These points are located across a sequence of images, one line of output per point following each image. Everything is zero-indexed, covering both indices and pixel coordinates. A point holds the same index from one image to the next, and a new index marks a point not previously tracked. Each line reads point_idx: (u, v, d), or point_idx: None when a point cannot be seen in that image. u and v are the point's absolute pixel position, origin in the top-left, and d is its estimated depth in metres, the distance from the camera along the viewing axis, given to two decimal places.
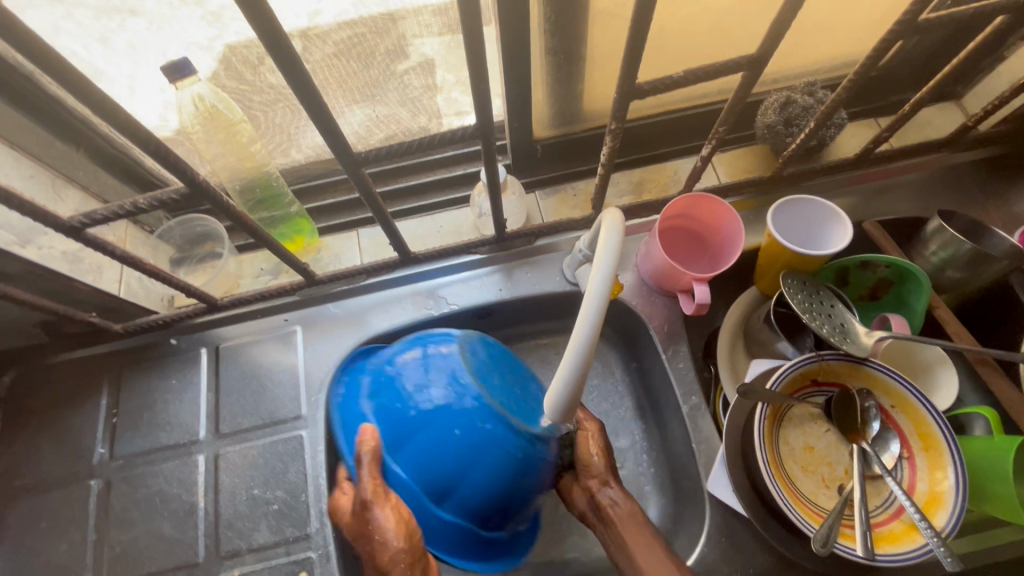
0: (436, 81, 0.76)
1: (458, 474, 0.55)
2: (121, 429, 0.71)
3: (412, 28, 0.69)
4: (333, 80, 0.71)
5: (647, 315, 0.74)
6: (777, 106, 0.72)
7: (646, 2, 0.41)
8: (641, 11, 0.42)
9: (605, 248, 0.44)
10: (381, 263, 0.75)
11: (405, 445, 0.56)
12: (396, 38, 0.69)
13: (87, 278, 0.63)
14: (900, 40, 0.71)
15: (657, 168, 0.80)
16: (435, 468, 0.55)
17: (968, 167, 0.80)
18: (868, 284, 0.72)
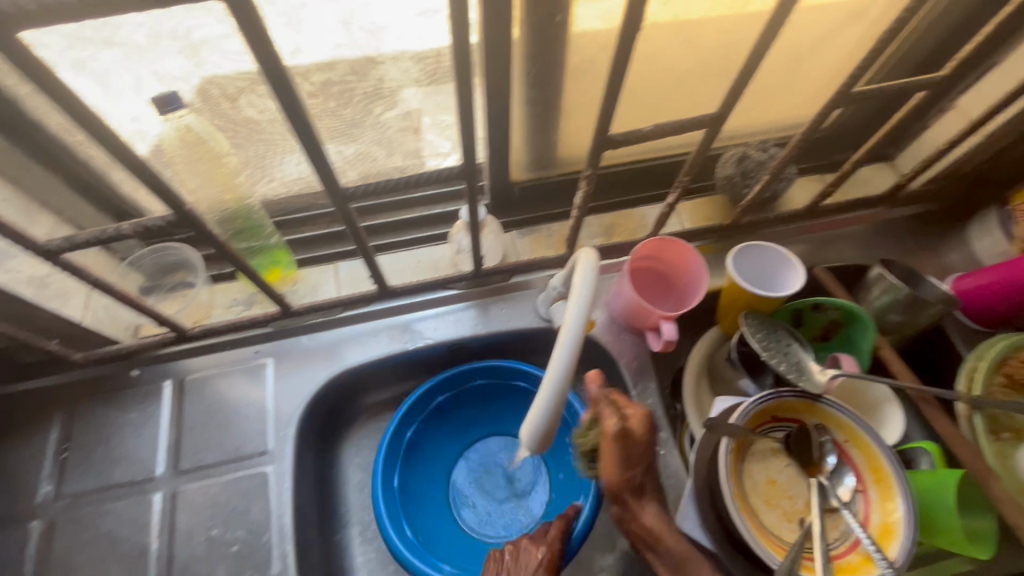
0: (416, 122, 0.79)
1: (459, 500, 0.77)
2: (70, 465, 0.68)
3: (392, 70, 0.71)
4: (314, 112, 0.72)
5: (616, 352, 0.76)
6: (734, 161, 0.79)
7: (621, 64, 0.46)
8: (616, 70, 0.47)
9: (581, 284, 0.47)
10: (359, 296, 0.76)
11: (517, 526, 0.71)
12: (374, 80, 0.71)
13: (52, 304, 0.61)
14: (839, 110, 0.80)
15: (626, 213, 0.84)
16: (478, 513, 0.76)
17: (903, 220, 0.89)
18: (819, 326, 0.78)
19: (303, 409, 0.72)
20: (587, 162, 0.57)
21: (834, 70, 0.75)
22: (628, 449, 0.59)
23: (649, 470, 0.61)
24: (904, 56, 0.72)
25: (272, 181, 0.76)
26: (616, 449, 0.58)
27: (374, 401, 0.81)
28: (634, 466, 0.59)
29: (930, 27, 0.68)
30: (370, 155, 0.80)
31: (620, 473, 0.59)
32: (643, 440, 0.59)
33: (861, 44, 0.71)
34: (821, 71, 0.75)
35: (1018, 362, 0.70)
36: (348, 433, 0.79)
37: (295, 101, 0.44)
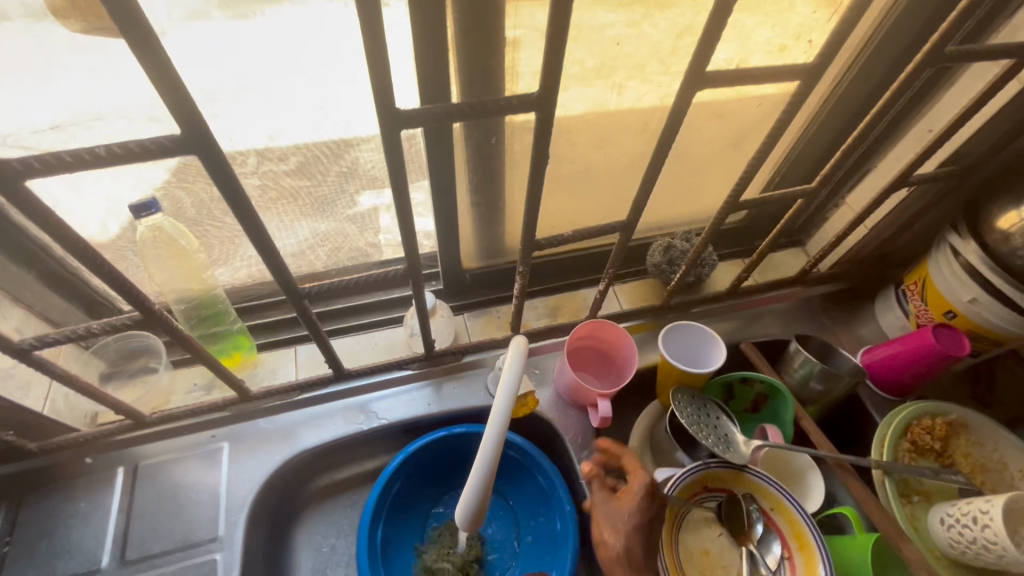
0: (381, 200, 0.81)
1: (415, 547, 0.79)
2: (12, 559, 0.67)
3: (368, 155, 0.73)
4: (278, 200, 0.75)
5: (562, 428, 0.81)
6: (662, 251, 0.89)
7: None
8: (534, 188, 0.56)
9: (509, 369, 0.53)
10: (317, 379, 0.80)
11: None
12: (348, 160, 0.72)
13: (14, 395, 0.63)
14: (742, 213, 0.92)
15: (570, 295, 0.92)
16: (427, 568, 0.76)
17: (818, 298, 0.99)
18: (748, 398, 0.85)
19: (255, 493, 0.74)
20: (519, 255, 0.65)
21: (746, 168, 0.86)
22: (608, 514, 0.66)
23: (646, 540, 0.63)
24: (794, 164, 0.84)
25: (242, 261, 0.80)
26: (600, 514, 0.67)
27: (328, 481, 0.83)
28: (619, 530, 0.64)
29: (812, 142, 0.81)
30: (342, 232, 0.84)
31: (602, 535, 0.65)
32: (625, 510, 0.64)
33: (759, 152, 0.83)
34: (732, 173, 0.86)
35: (920, 429, 0.78)
36: (301, 515, 0.81)
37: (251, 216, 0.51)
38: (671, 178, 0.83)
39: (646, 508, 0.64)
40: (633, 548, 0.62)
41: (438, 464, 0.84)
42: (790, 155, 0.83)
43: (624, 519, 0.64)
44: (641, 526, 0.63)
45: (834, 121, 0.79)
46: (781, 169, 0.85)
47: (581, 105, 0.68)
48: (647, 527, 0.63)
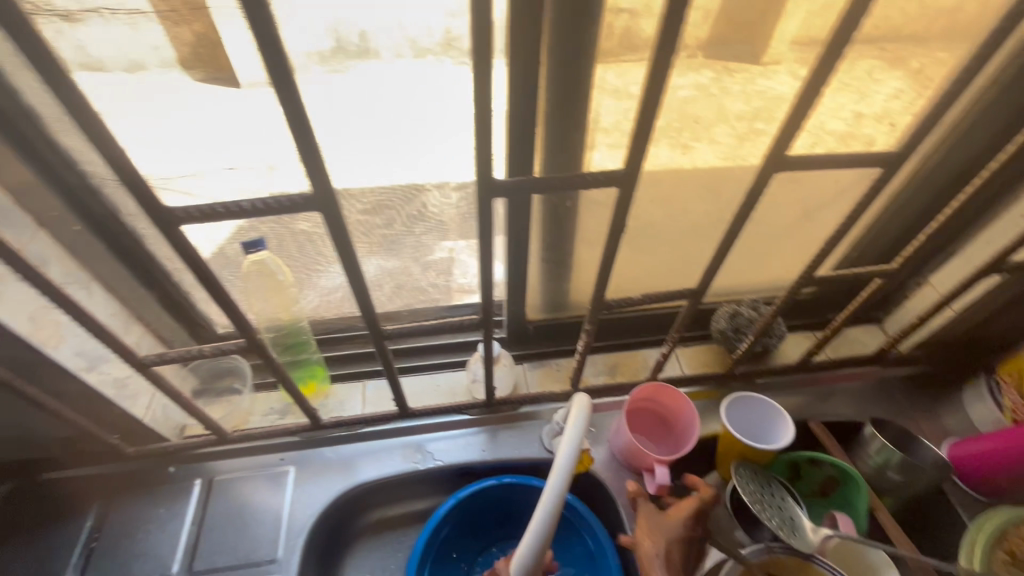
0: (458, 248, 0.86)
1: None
2: (97, 554, 0.73)
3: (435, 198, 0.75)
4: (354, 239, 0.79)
5: (615, 489, 0.79)
6: (727, 318, 0.88)
7: None
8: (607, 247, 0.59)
9: (573, 429, 0.53)
10: (380, 415, 0.84)
11: None
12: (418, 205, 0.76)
13: (125, 403, 0.71)
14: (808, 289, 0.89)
15: (630, 354, 0.92)
16: None
17: (896, 381, 0.93)
18: (817, 482, 0.80)
19: (314, 519, 0.77)
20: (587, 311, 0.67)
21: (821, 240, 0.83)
22: (654, 523, 0.66)
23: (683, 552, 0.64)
24: (873, 240, 0.82)
25: (316, 291, 0.84)
26: (645, 521, 0.67)
27: (379, 516, 0.84)
28: (661, 536, 0.65)
29: (894, 219, 0.79)
30: (406, 270, 0.88)
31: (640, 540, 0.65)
32: (672, 519, 0.66)
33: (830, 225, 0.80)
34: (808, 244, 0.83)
35: (1021, 539, 0.70)
36: (351, 545, 0.83)
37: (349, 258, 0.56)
38: (741, 243, 0.82)
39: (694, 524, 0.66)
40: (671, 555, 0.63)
41: (489, 514, 0.84)
42: (869, 232, 0.81)
43: (670, 531, 0.65)
44: (683, 538, 0.65)
45: (920, 199, 0.77)
46: (860, 246, 0.82)
47: (660, 164, 0.69)
48: (688, 542, 0.65)
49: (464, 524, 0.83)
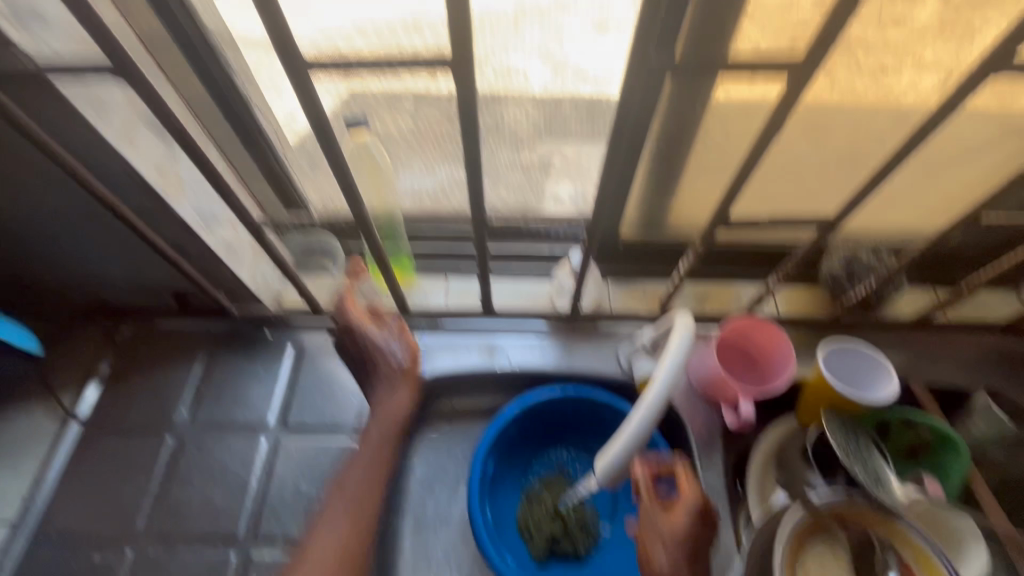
0: None
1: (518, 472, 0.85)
2: (205, 397, 0.81)
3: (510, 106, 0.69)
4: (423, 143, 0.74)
5: (687, 416, 0.79)
6: (842, 261, 0.81)
7: None
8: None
9: (676, 343, 0.54)
10: (465, 310, 0.86)
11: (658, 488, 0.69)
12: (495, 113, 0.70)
13: (234, 265, 0.74)
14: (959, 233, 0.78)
15: (723, 287, 0.87)
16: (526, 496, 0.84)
17: (1023, 352, 0.83)
18: (906, 442, 0.74)
19: None
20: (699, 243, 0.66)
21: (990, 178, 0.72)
22: (662, 530, 0.59)
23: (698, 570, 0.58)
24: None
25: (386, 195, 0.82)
26: (646, 528, 0.59)
27: (449, 408, 0.89)
28: (676, 549, 0.58)
29: None
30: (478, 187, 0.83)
31: (649, 550, 0.58)
32: (676, 522, 0.59)
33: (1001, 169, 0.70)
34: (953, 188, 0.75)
35: None
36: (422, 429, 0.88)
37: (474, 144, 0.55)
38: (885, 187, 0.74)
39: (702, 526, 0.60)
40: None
41: (557, 421, 0.86)
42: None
43: (675, 531, 0.58)
44: (692, 548, 0.58)
45: None
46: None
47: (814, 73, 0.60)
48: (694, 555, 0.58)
49: (528, 426, 0.85)
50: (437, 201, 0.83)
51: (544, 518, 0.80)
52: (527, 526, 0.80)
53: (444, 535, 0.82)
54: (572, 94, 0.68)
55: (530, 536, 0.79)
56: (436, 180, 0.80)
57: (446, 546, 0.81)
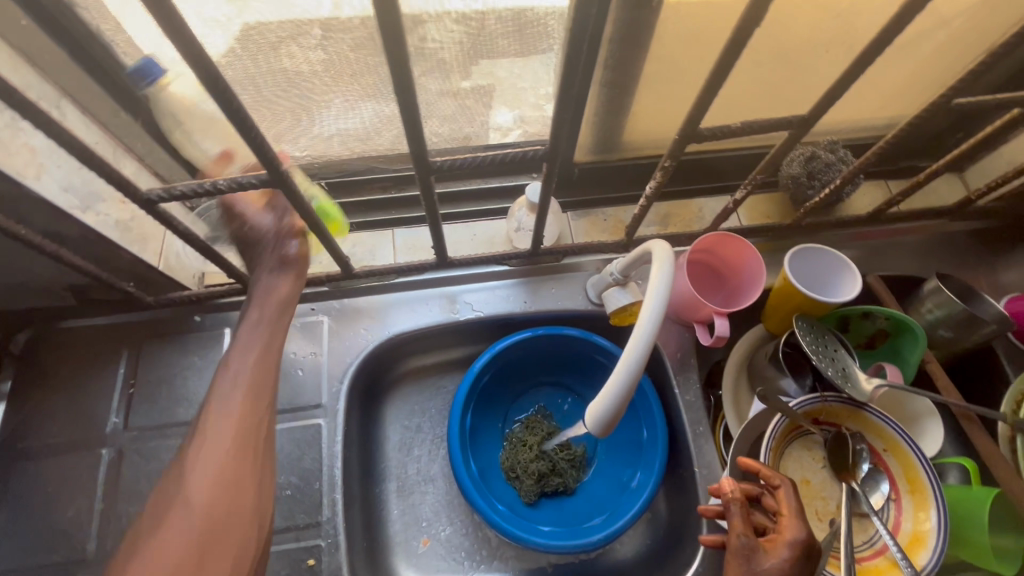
0: (495, 78, 0.74)
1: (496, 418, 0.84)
2: (136, 400, 0.71)
3: (431, 31, 0.64)
4: (343, 74, 0.64)
5: (662, 341, 0.78)
6: (802, 161, 0.78)
7: (732, 49, 0.44)
8: (726, 55, 0.46)
9: (660, 274, 0.51)
10: (417, 265, 0.78)
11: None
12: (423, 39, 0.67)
13: (134, 248, 0.62)
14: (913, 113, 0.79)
15: (684, 204, 0.84)
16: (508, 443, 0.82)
17: (964, 234, 0.86)
18: (865, 334, 0.78)
19: (358, 363, 0.76)
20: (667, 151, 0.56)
21: (930, 79, 0.76)
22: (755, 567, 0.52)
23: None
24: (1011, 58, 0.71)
25: (310, 138, 0.72)
26: (739, 566, 0.52)
27: (412, 367, 0.85)
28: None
29: None
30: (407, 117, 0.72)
31: None
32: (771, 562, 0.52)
33: (943, 70, 0.74)
34: (903, 67, 0.73)
35: None
36: (391, 393, 0.84)
37: (407, 80, 0.43)
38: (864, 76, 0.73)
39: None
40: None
41: (529, 364, 0.85)
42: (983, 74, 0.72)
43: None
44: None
45: None
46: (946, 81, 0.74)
47: None
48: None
49: (504, 371, 0.83)
50: (376, 146, 0.76)
51: (528, 458, 0.79)
52: (515, 471, 0.79)
53: (431, 494, 0.80)
54: (495, 8, 0.64)
55: (520, 480, 0.79)
56: (361, 122, 0.71)
57: (434, 504, 0.80)
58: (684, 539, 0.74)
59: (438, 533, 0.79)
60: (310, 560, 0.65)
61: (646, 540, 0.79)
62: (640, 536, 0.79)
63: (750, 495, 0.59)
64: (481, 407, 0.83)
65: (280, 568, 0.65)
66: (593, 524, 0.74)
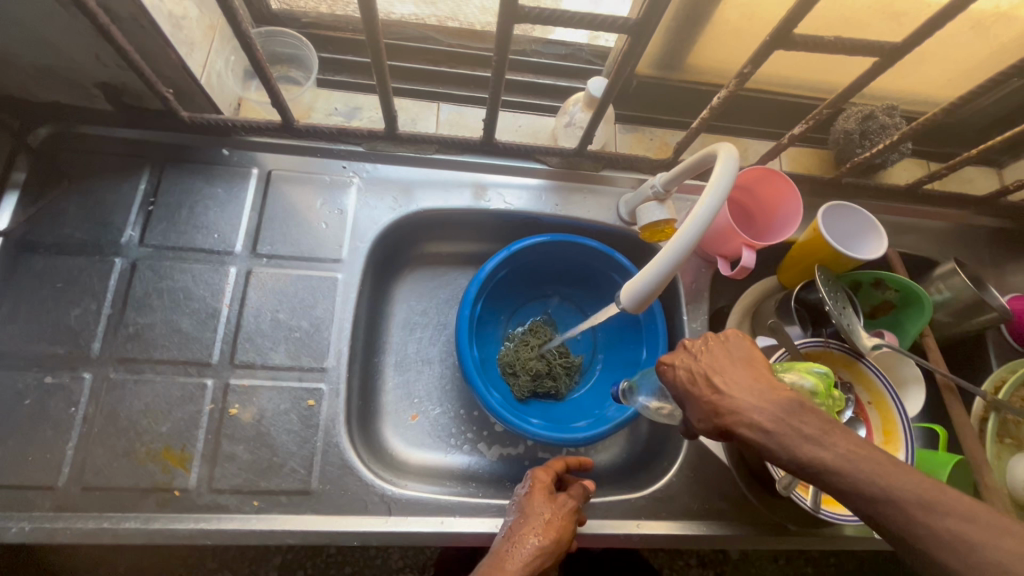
0: None
1: (503, 315, 0.86)
2: (155, 218, 0.70)
3: None
4: None
5: (680, 269, 0.80)
6: (859, 118, 0.77)
7: None
8: None
9: (722, 172, 0.51)
10: (459, 141, 0.76)
11: (665, 367, 0.54)
12: None
13: (181, 50, 0.59)
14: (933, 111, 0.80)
15: (732, 141, 0.83)
16: (512, 342, 0.85)
17: (989, 227, 0.88)
18: (872, 302, 0.80)
19: (380, 231, 0.75)
20: (734, 77, 0.57)
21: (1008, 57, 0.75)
22: (724, 408, 0.48)
23: (729, 390, 0.48)
24: None
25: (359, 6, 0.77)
26: (731, 408, 0.48)
27: (429, 251, 0.86)
28: (746, 392, 0.48)
29: None
30: None
31: (742, 408, 0.47)
32: (682, 386, 0.52)
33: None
34: (989, 36, 0.72)
35: None
36: (406, 272, 0.85)
37: None
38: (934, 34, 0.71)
39: (736, 351, 0.51)
40: (716, 407, 0.48)
41: (544, 269, 0.85)
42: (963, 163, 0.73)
43: (686, 387, 0.52)
44: (707, 381, 0.50)
45: None
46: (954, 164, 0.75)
47: None
48: (716, 387, 0.49)
49: (521, 271, 0.84)
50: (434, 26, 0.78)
51: (528, 357, 0.82)
52: (513, 367, 0.82)
53: (427, 374, 0.82)
54: None
55: (516, 376, 0.81)
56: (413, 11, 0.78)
57: (428, 384, 0.82)
58: (661, 455, 0.77)
59: (428, 411, 0.81)
60: (309, 401, 0.67)
61: (623, 453, 0.82)
62: (617, 451, 0.83)
63: (556, 463, 0.68)
64: (490, 300, 0.84)
65: (279, 402, 0.66)
66: (579, 425, 0.77)
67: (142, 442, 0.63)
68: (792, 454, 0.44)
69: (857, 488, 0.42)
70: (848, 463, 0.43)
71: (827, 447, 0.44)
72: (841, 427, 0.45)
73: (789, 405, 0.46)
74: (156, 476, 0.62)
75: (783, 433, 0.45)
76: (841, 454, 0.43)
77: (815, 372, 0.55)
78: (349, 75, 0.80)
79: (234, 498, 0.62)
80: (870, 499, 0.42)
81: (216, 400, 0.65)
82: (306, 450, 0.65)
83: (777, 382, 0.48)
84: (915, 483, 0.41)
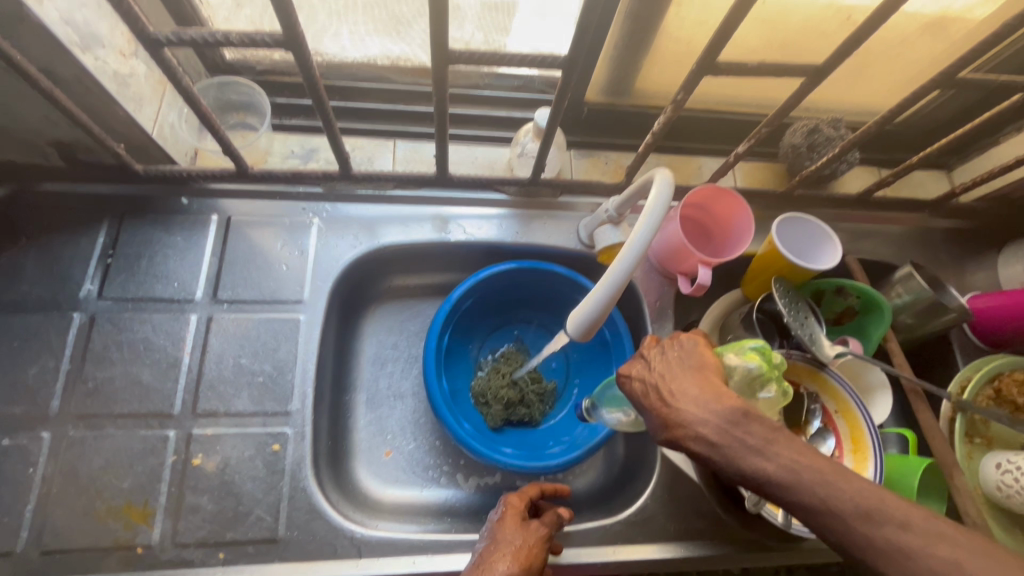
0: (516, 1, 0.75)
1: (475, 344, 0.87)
2: (113, 270, 0.70)
3: None
4: None
5: (643, 288, 0.80)
6: (805, 132, 0.79)
7: None
8: None
9: (658, 195, 0.52)
10: (416, 176, 0.77)
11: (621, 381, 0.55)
12: None
13: (129, 106, 0.61)
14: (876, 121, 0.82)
15: (685, 160, 0.85)
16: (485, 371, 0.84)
17: (943, 229, 0.89)
18: (836, 309, 0.80)
19: (342, 269, 0.75)
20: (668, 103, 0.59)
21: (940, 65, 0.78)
22: (672, 421, 0.48)
23: (677, 403, 0.49)
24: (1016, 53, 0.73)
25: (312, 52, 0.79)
26: (678, 420, 0.48)
27: (396, 284, 0.86)
28: (693, 404, 0.48)
29: None
30: None
31: (689, 420, 0.47)
32: (638, 398, 0.53)
33: None
34: (917, 48, 0.75)
35: (1012, 379, 0.73)
36: (374, 307, 0.85)
37: None
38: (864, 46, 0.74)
39: (688, 361, 0.51)
40: (665, 421, 0.49)
41: (512, 296, 0.86)
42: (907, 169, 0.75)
43: (641, 398, 0.52)
44: (657, 394, 0.50)
45: None
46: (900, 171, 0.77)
47: None
48: (664, 400, 0.50)
49: (490, 300, 0.85)
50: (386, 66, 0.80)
51: (500, 385, 0.82)
52: (485, 397, 0.81)
53: (399, 409, 0.81)
54: None
55: (488, 406, 0.81)
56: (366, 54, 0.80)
57: (401, 419, 0.81)
58: (637, 477, 0.77)
59: (402, 446, 0.80)
60: (274, 445, 0.66)
61: (601, 476, 0.82)
62: (594, 474, 0.82)
63: (531, 489, 0.68)
64: (458, 330, 0.84)
65: (244, 449, 0.65)
66: (552, 451, 0.76)
67: (102, 499, 0.62)
68: (740, 471, 0.45)
69: (802, 501, 0.43)
70: (790, 476, 0.44)
71: (770, 459, 0.45)
72: (786, 440, 0.46)
73: (731, 416, 0.46)
74: (117, 533, 0.61)
75: (726, 447, 0.45)
76: (782, 468, 0.44)
77: (752, 349, 0.52)
78: (306, 118, 0.81)
79: (199, 551, 0.61)
80: (815, 511, 0.43)
81: (178, 451, 0.64)
82: (272, 496, 0.64)
83: (724, 392, 0.48)
84: (857, 494, 0.42)
